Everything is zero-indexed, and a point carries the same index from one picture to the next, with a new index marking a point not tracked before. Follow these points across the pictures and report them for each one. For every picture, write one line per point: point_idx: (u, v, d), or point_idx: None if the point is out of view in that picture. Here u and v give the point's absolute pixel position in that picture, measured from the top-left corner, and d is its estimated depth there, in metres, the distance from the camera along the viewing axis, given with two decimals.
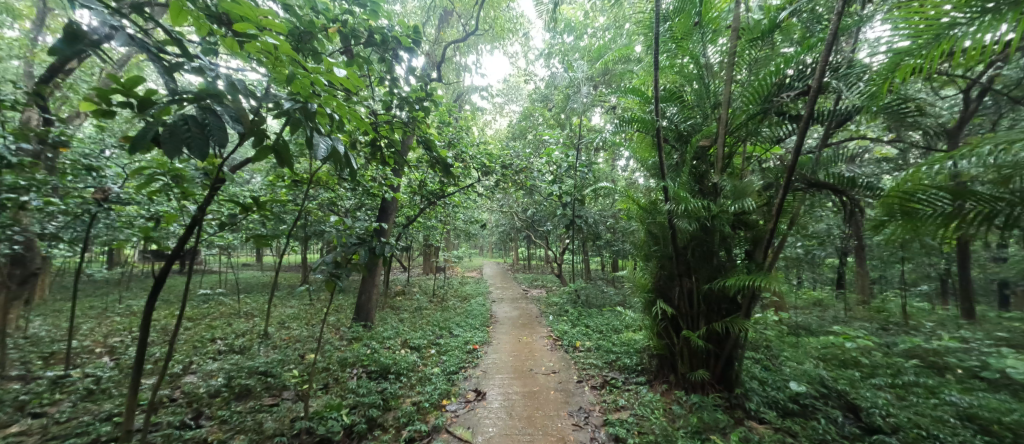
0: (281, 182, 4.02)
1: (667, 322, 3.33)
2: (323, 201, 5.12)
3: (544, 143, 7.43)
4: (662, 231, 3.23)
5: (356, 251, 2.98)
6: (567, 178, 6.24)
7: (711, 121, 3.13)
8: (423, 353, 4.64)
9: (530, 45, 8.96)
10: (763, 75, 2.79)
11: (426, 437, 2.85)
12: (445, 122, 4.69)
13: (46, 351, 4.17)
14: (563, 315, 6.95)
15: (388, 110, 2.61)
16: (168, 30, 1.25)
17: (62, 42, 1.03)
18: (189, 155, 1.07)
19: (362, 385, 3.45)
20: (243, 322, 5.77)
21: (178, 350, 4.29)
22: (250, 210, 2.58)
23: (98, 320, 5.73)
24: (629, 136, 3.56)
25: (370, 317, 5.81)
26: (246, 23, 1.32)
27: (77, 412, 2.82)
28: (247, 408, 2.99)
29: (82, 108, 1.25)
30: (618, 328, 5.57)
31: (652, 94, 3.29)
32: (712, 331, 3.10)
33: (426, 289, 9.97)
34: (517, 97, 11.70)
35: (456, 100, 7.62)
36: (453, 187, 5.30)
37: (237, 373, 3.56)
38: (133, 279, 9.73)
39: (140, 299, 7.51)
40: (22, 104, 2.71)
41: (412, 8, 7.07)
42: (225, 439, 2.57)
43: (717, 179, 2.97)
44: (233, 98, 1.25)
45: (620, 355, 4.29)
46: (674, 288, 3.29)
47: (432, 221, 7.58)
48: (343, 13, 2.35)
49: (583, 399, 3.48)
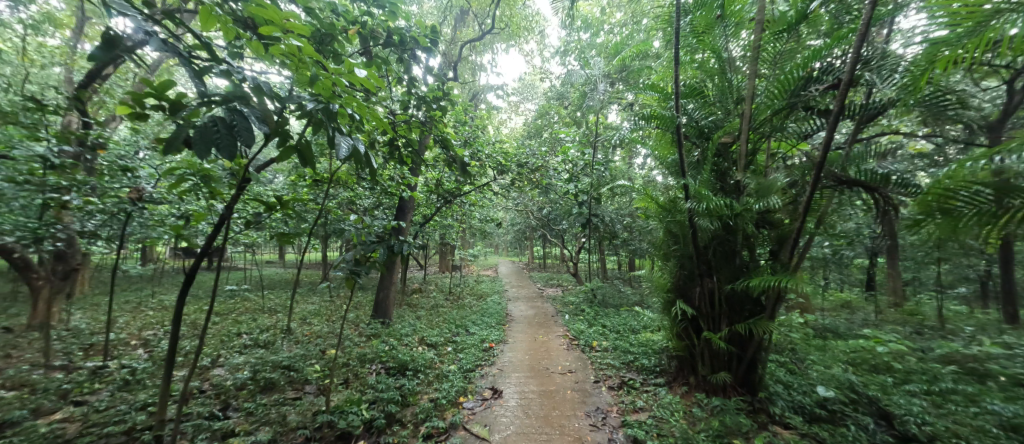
0: (304, 181, 4.13)
1: (686, 323, 3.27)
2: (342, 200, 5.24)
3: (561, 141, 7.39)
4: (682, 229, 3.17)
5: (375, 249, 3.02)
6: (584, 176, 6.19)
7: (733, 117, 3.05)
8: (439, 350, 4.69)
9: (546, 43, 8.93)
10: (788, 69, 2.70)
11: (443, 433, 2.87)
12: (461, 121, 4.75)
13: (86, 342, 4.41)
14: (579, 314, 6.91)
15: (406, 109, 2.65)
16: (198, 36, 1.28)
17: (100, 49, 1.07)
18: (218, 155, 1.10)
19: (381, 381, 3.52)
20: (267, 317, 5.96)
21: (207, 343, 4.46)
22: (274, 209, 2.65)
23: (133, 314, 6.02)
24: (648, 133, 3.51)
25: (388, 314, 5.91)
26: (271, 27, 1.36)
27: (115, 401, 2.96)
28: (272, 401, 3.08)
29: (119, 112, 1.31)
30: (636, 327, 5.51)
31: (672, 90, 3.24)
32: (734, 333, 3.03)
33: (443, 287, 10.07)
34: (532, 96, 11.68)
35: (471, 99, 7.67)
36: (469, 186, 5.34)
37: (262, 366, 3.68)
38: (165, 275, 10.18)
39: (172, 294, 7.84)
40: (64, 108, 2.87)
41: (429, 9, 7.15)
42: (252, 431, 2.65)
43: (740, 176, 2.90)
44: (259, 100, 1.28)
45: (638, 355, 4.23)
46: (694, 289, 3.22)
47: (449, 219, 7.64)
48: (363, 15, 2.39)
49: (601, 399, 3.45)
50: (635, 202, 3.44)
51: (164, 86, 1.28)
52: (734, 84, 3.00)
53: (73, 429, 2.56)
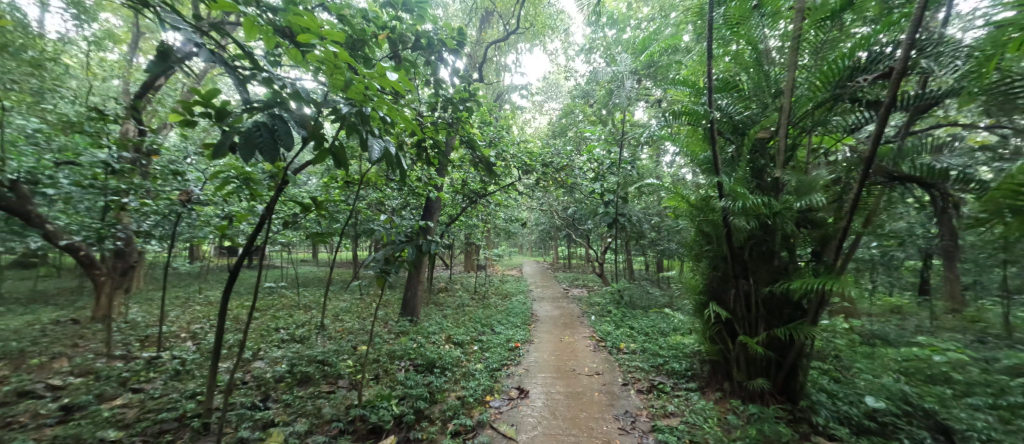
0: (336, 183, 4.28)
1: (720, 326, 3.15)
2: (372, 200, 5.40)
3: (586, 140, 7.31)
4: (715, 229, 3.05)
5: (404, 248, 3.09)
6: (610, 175, 6.08)
7: (771, 111, 2.91)
8: (465, 349, 4.74)
9: (570, 41, 8.86)
10: (833, 58, 2.55)
11: (471, 431, 2.89)
12: (486, 122, 4.79)
13: (143, 334, 4.76)
14: (605, 315, 6.81)
15: (433, 111, 2.70)
16: (241, 45, 1.35)
17: (154, 61, 1.14)
18: (261, 158, 1.15)
19: (410, 377, 3.60)
20: (302, 314, 6.22)
21: (248, 337, 4.71)
22: (309, 210, 2.77)
23: (183, 308, 6.44)
24: (678, 129, 3.40)
25: (415, 312, 6.03)
26: (309, 34, 1.40)
27: (168, 389, 3.18)
28: (308, 394, 3.21)
29: (170, 119, 1.40)
30: (665, 330, 5.36)
31: (704, 84, 3.13)
32: (773, 338, 2.89)
33: (469, 286, 10.19)
34: (557, 95, 11.61)
35: (496, 100, 7.71)
36: (495, 186, 5.38)
37: (298, 360, 3.85)
38: (211, 272, 10.84)
39: (216, 290, 8.33)
40: (123, 117, 3.10)
41: (454, 12, 7.25)
42: (290, 421, 2.78)
43: (779, 173, 2.76)
44: (297, 106, 1.33)
45: (668, 359, 4.11)
46: (729, 291, 3.10)
47: (474, 219, 7.71)
48: (392, 20, 2.46)
49: (630, 403, 3.38)
50: (665, 202, 3.34)
51: (211, 94, 1.35)
52: (771, 76, 2.86)
53: (132, 414, 2.77)
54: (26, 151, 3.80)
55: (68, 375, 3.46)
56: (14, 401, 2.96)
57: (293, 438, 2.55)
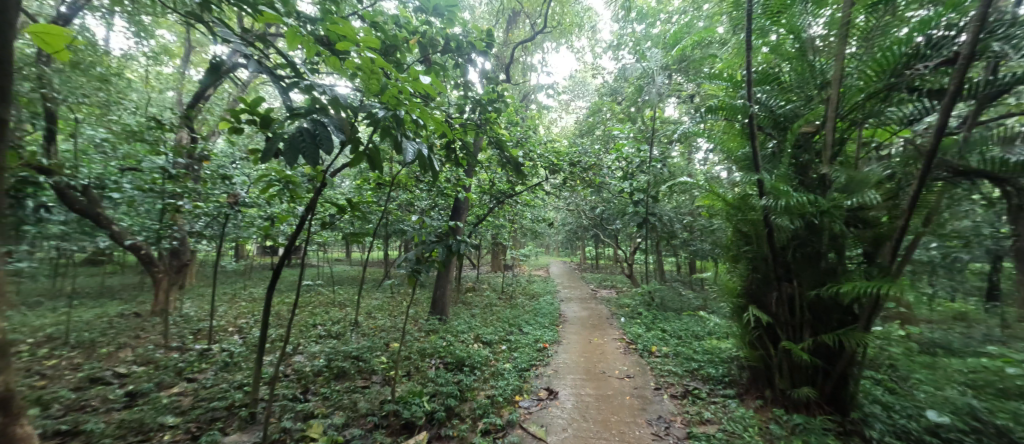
0: (368, 184, 4.41)
1: (761, 331, 3.01)
2: (402, 202, 5.54)
3: (615, 138, 7.18)
4: (755, 229, 2.92)
5: (434, 248, 3.15)
6: (640, 173, 5.94)
7: (816, 103, 2.75)
8: (494, 348, 4.77)
9: (598, 38, 8.73)
10: (887, 45, 2.39)
11: (501, 431, 2.90)
12: (513, 122, 4.80)
13: (195, 327, 5.11)
14: (635, 317, 6.65)
15: (462, 113, 2.75)
16: (285, 54, 1.42)
17: (207, 74, 1.22)
18: (305, 163, 1.21)
19: (440, 375, 3.66)
20: (337, 311, 6.46)
21: (289, 332, 4.95)
22: (344, 211, 2.88)
23: (229, 304, 6.85)
24: (713, 125, 3.27)
25: (444, 311, 6.13)
26: (347, 42, 1.45)
27: (218, 379, 3.39)
28: (344, 388, 3.33)
29: (219, 126, 1.50)
30: (700, 333, 5.18)
31: (742, 77, 2.99)
32: (820, 344, 2.73)
33: (496, 286, 10.24)
34: (584, 93, 11.48)
35: (523, 100, 7.72)
36: (521, 186, 5.37)
37: (335, 356, 4.00)
38: (254, 271, 11.48)
39: (259, 287, 8.80)
40: (177, 126, 3.34)
41: (481, 14, 7.32)
42: (328, 414, 2.89)
43: (826, 170, 2.60)
44: (337, 111, 1.38)
45: (704, 364, 3.96)
46: (770, 294, 2.95)
47: (501, 219, 7.74)
48: (423, 25, 2.52)
49: (664, 408, 3.29)
50: (699, 200, 3.22)
51: (257, 102, 1.44)
52: (816, 66, 2.70)
53: (187, 402, 2.98)
54: (95, 159, 4.17)
55: (132, 364, 3.77)
56: (86, 386, 3.24)
57: (332, 430, 2.65)
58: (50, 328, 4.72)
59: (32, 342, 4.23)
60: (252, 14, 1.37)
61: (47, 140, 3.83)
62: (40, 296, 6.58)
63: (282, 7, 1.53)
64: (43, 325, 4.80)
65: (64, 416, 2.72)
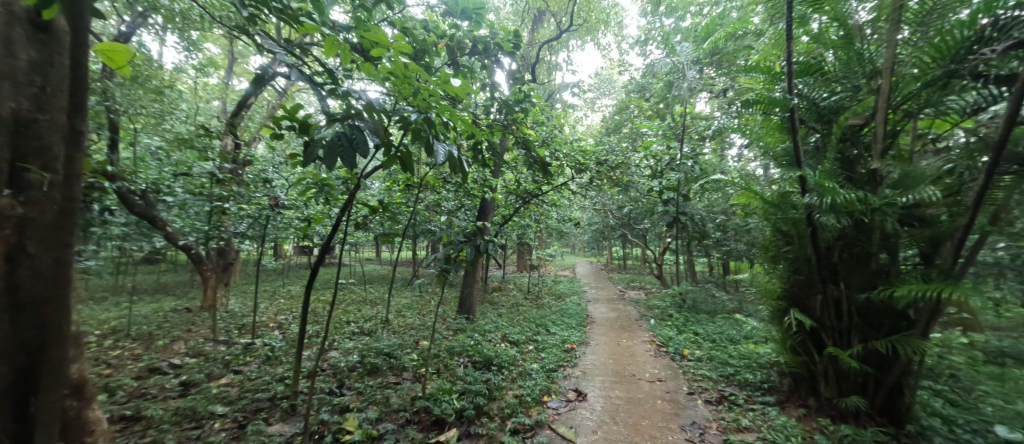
0: (397, 186, 4.53)
1: (804, 335, 2.86)
2: (430, 202, 5.65)
3: (643, 136, 7.05)
4: (797, 228, 2.77)
5: (463, 248, 3.19)
6: (670, 171, 5.78)
7: (865, 94, 2.58)
8: (521, 348, 4.78)
9: (624, 34, 8.56)
10: (945, 28, 2.19)
11: (530, 431, 2.91)
12: (539, 122, 4.79)
13: (240, 322, 5.42)
14: (666, 319, 6.48)
15: (490, 114, 2.77)
16: (323, 63, 1.48)
17: (252, 84, 1.30)
18: (342, 166, 1.26)
19: (469, 374, 3.70)
20: (369, 309, 6.67)
21: (324, 329, 5.15)
22: (376, 212, 2.97)
23: (270, 301, 7.23)
24: (750, 120, 3.13)
25: (471, 310, 6.20)
26: (381, 48, 1.49)
27: (262, 372, 3.58)
28: (377, 383, 3.44)
29: (262, 132, 1.59)
30: (735, 337, 4.97)
31: (780, 69, 2.86)
32: (871, 351, 2.56)
33: (522, 286, 10.25)
34: (610, 91, 11.28)
35: (549, 100, 7.69)
36: (547, 186, 5.35)
37: (368, 352, 4.14)
38: (292, 269, 12.05)
39: (297, 285, 9.23)
40: (223, 133, 3.56)
41: (506, 15, 7.36)
42: (362, 408, 3.00)
43: (877, 165, 2.44)
44: (371, 114, 1.43)
45: (740, 369, 3.81)
46: (814, 297, 2.80)
47: (527, 219, 7.74)
48: (451, 28, 2.57)
49: (698, 414, 3.18)
50: (735, 199, 3.09)
51: (296, 110, 1.52)
52: (865, 55, 2.53)
53: (235, 392, 3.16)
54: (151, 165, 4.50)
55: (185, 356, 4.05)
56: (146, 375, 3.51)
57: (366, 424, 2.74)
58: (114, 321, 5.14)
59: (100, 334, 4.63)
60: (293, 26, 1.44)
61: (111, 148, 4.17)
62: (106, 291, 7.18)
63: (319, 17, 1.60)
64: (109, 319, 5.23)
65: (128, 402, 2.97)
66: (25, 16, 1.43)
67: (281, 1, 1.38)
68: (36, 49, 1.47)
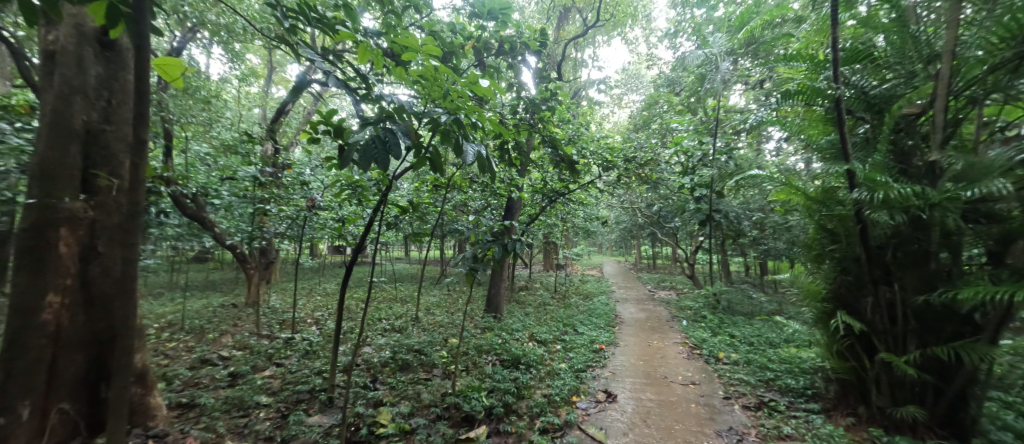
0: (426, 186, 4.63)
1: (852, 340, 2.69)
2: (457, 202, 5.74)
3: (673, 131, 6.85)
4: (844, 226, 2.60)
5: (490, 248, 3.20)
6: (702, 167, 5.58)
7: (922, 80, 2.38)
8: (549, 347, 4.76)
9: (652, 27, 8.35)
10: (1017, 4, 1.98)
11: (559, 430, 2.89)
12: (565, 119, 4.75)
13: (280, 318, 5.71)
14: (698, 320, 6.27)
15: (517, 114, 2.79)
16: (357, 69, 1.52)
17: (291, 91, 1.37)
18: (376, 169, 1.30)
19: (497, 372, 3.72)
20: (399, 306, 6.85)
21: (358, 325, 5.34)
22: (406, 212, 3.04)
23: (308, 298, 7.57)
24: (790, 112, 2.97)
25: (498, 309, 6.24)
26: (412, 52, 1.51)
27: (301, 365, 3.76)
28: (409, 379, 3.53)
29: (301, 137, 1.68)
30: (775, 340, 4.74)
31: (824, 56, 2.70)
32: (930, 358, 2.37)
33: (549, 285, 10.21)
34: (638, 86, 11.02)
35: (575, 97, 7.62)
36: (574, 184, 5.30)
37: (399, 348, 4.25)
38: (326, 268, 12.56)
39: (331, 283, 9.60)
40: (264, 138, 3.76)
41: (531, 13, 7.35)
42: (395, 402, 3.08)
43: (936, 157, 2.26)
44: (403, 116, 1.45)
45: (781, 374, 3.63)
46: (865, 299, 2.62)
47: (553, 218, 7.70)
48: (477, 30, 2.60)
49: (735, 419, 3.07)
50: (774, 195, 2.94)
51: (330, 115, 1.59)
52: (922, 38, 2.34)
53: (277, 384, 3.34)
54: (200, 170, 4.81)
55: (232, 348, 4.32)
56: (198, 366, 3.76)
57: (399, 418, 2.82)
58: (170, 315, 5.54)
59: (158, 327, 5.00)
60: (330, 34, 1.50)
61: (165, 155, 4.49)
62: (162, 287, 7.76)
63: (352, 24, 1.65)
64: (165, 313, 5.65)
65: (183, 390, 3.19)
66: (95, 37, 2.05)
67: (318, 11, 1.44)
68: (102, 64, 2.09)
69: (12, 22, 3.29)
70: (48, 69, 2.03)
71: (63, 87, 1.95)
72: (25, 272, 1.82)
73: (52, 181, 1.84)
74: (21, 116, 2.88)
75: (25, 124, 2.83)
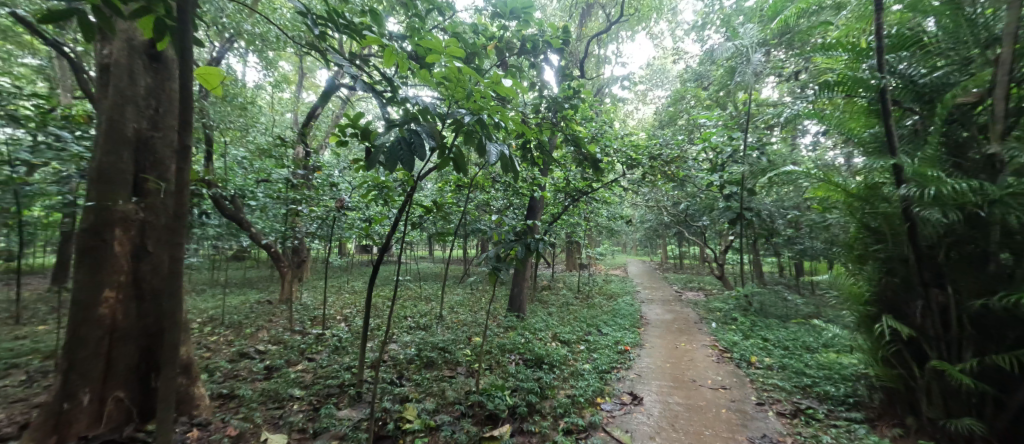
0: (449, 186, 4.68)
1: (900, 346, 2.52)
2: (479, 202, 5.77)
3: (701, 127, 6.64)
4: (890, 224, 2.45)
5: (514, 247, 3.20)
6: (732, 164, 5.38)
7: (978, 66, 2.19)
8: (573, 347, 4.71)
9: (678, 20, 8.13)
10: None
11: (583, 431, 2.86)
12: (588, 117, 4.69)
13: (312, 314, 5.93)
14: (729, 322, 6.05)
15: (539, 112, 2.78)
16: (382, 72, 1.55)
17: (320, 95, 1.41)
18: (401, 169, 1.32)
19: (521, 371, 3.72)
20: (424, 304, 6.96)
21: (384, 323, 5.47)
22: (430, 212, 3.08)
23: (337, 295, 7.81)
24: (828, 104, 2.82)
25: (521, 308, 6.24)
26: (436, 54, 1.53)
27: (332, 360, 3.89)
28: (434, 376, 3.58)
29: (330, 140, 1.74)
30: (812, 345, 4.52)
31: (866, 44, 2.54)
32: (989, 367, 2.19)
33: (572, 285, 10.12)
34: (663, 81, 10.76)
35: (598, 94, 7.52)
36: (597, 183, 5.23)
37: (424, 346, 4.32)
38: (354, 267, 12.93)
39: (359, 281, 9.87)
40: (296, 141, 3.91)
41: (553, 11, 7.31)
42: (420, 399, 3.13)
43: (995, 149, 2.07)
44: (427, 118, 1.47)
45: (819, 380, 3.46)
46: (914, 303, 2.45)
47: (576, 217, 7.63)
48: (499, 30, 2.61)
49: (769, 426, 2.95)
50: (810, 192, 2.80)
51: (357, 118, 1.63)
52: (978, 20, 2.16)
53: (309, 378, 3.46)
54: (237, 173, 5.05)
55: (267, 343, 4.52)
56: (237, 359, 3.96)
57: (424, 414, 2.87)
58: (211, 311, 5.86)
59: (200, 322, 5.30)
60: (357, 39, 1.54)
61: (206, 159, 4.74)
62: (204, 284, 8.20)
63: (378, 29, 1.68)
64: (206, 309, 5.97)
65: (224, 381, 3.37)
66: (144, 50, 2.19)
67: (346, 17, 1.48)
68: (151, 75, 2.23)
69: (71, 38, 3.56)
70: (103, 81, 2.18)
71: (116, 98, 2.09)
72: (86, 270, 2.03)
73: (107, 186, 2.06)
74: (80, 125, 3.11)
75: (84, 133, 3.05)
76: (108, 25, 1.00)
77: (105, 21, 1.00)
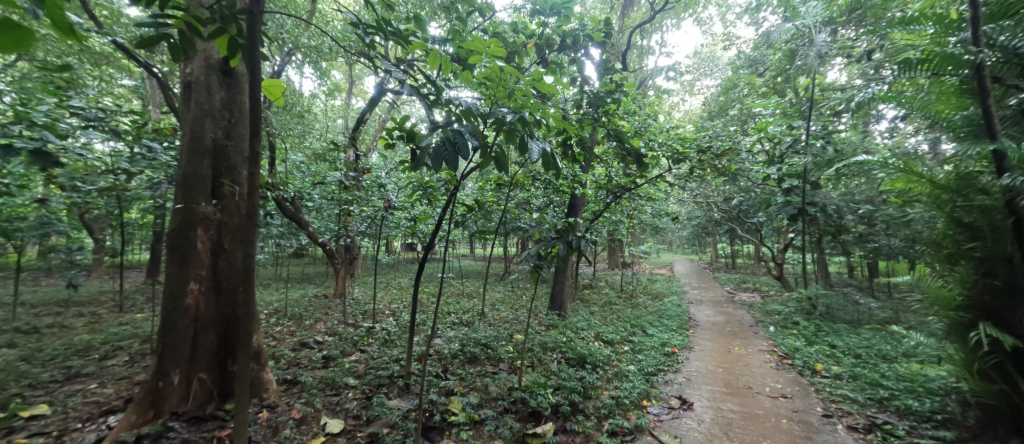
0: (489, 185, 4.73)
1: (1002, 357, 2.19)
2: (520, 200, 5.78)
3: (755, 116, 6.22)
4: (989, 220, 2.15)
5: (555, 244, 3.18)
6: (791, 155, 4.96)
7: None
8: (617, 348, 4.60)
9: (729, 3, 7.64)
10: None
11: (629, 434, 2.79)
12: (631, 111, 4.54)
13: (363, 309, 6.25)
14: (788, 326, 5.63)
15: (581, 108, 2.72)
16: (427, 74, 1.58)
17: (369, 101, 1.48)
18: (445, 168, 1.36)
19: (563, 370, 3.68)
20: (466, 301, 7.10)
21: (429, 319, 5.64)
22: (472, 210, 3.13)
23: (385, 291, 8.18)
24: (909, 85, 2.51)
25: (563, 307, 6.18)
26: (478, 55, 1.54)
27: (382, 352, 4.09)
28: (477, 371, 3.65)
29: (380, 142, 1.82)
30: (891, 354, 4.06)
31: (955, 15, 2.22)
32: None
33: (616, 284, 9.88)
34: (713, 70, 10.18)
35: (641, 86, 7.27)
36: (641, 179, 5.05)
37: (467, 341, 4.41)
38: (400, 264, 13.47)
39: (404, 278, 10.26)
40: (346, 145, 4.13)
41: (594, 4, 7.17)
42: (465, 392, 3.22)
43: None
44: (470, 119, 1.49)
45: (899, 393, 3.14)
46: (1020, 309, 2.12)
47: (619, 214, 7.42)
48: (539, 26, 2.58)
49: (837, 440, 2.74)
50: (887, 184, 2.52)
51: (404, 121, 1.70)
52: None
53: (362, 369, 3.66)
54: (297, 176, 5.44)
55: (325, 334, 4.84)
56: (299, 348, 4.28)
57: (469, 408, 2.94)
58: (276, 303, 6.37)
59: (267, 313, 5.78)
60: (403, 44, 1.58)
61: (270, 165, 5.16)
62: (268, 279, 8.93)
63: (423, 34, 1.72)
64: (271, 301, 6.50)
65: (288, 368, 3.66)
66: (218, 67, 2.42)
67: (394, 24, 1.53)
68: (224, 89, 2.46)
69: (159, 59, 4.01)
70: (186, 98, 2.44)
71: (197, 111, 2.33)
72: (174, 263, 2.28)
73: (191, 190, 2.31)
74: (168, 137, 3.51)
75: (170, 143, 3.44)
76: (189, 44, 1.10)
77: (187, 42, 1.11)
